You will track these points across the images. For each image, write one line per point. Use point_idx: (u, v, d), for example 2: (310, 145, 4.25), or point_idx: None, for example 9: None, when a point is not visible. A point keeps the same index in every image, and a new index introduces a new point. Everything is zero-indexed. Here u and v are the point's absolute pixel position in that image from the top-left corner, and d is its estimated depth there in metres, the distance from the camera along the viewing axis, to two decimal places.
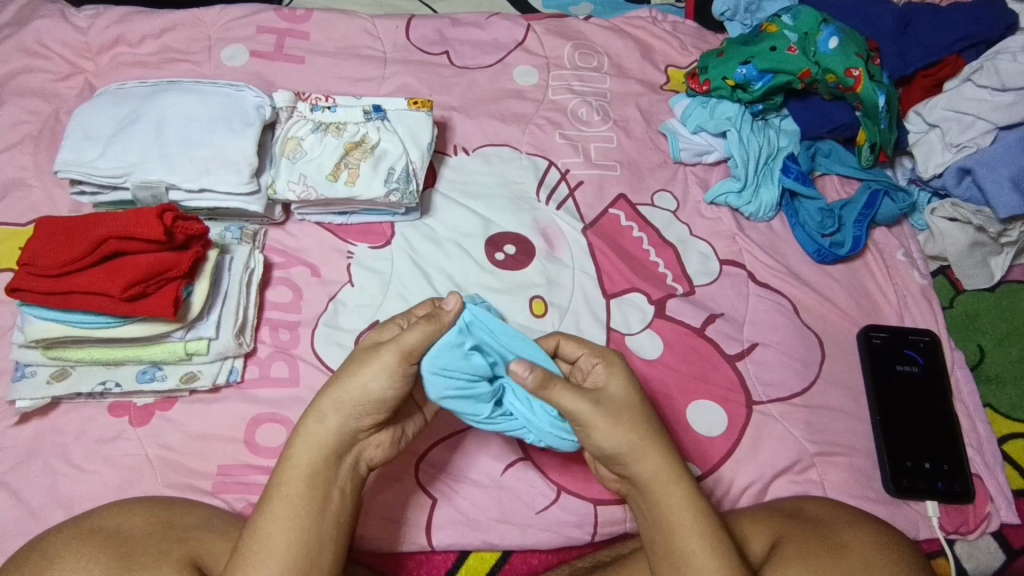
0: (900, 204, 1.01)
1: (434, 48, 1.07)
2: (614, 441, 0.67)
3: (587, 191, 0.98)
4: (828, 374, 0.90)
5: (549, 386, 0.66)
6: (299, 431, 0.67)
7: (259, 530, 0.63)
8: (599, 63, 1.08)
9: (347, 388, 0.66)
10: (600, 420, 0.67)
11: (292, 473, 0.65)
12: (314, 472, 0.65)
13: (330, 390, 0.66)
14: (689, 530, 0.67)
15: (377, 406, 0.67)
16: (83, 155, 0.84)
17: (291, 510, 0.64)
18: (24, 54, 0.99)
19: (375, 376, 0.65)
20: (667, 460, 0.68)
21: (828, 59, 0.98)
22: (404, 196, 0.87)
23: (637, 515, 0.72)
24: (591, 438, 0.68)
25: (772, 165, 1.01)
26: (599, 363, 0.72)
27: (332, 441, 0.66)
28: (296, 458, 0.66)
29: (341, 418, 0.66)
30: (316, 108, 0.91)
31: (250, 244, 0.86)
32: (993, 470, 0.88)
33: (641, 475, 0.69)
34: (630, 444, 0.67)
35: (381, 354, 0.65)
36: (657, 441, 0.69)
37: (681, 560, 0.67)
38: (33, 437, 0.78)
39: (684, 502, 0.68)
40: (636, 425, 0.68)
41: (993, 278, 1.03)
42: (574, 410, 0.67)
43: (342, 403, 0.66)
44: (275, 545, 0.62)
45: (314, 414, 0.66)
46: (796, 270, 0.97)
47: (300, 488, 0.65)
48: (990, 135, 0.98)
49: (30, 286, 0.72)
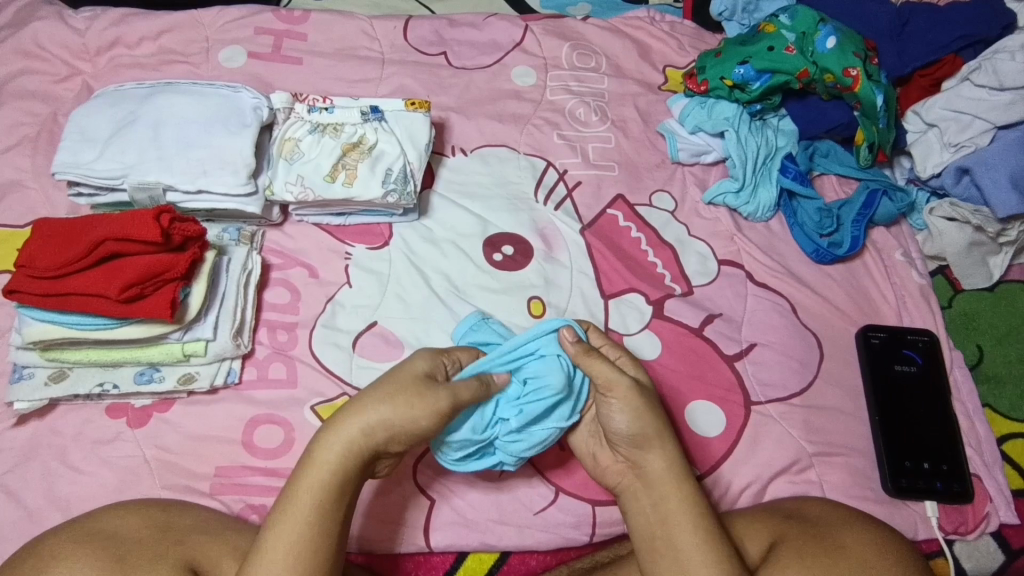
0: (899, 204, 1.00)
1: (432, 48, 1.07)
2: (642, 420, 0.70)
3: (586, 191, 0.98)
4: (826, 374, 0.90)
5: (591, 355, 0.71)
6: (335, 435, 0.65)
7: (278, 530, 0.63)
8: (597, 63, 1.08)
9: (399, 417, 0.65)
10: (634, 396, 0.70)
11: (320, 477, 0.64)
12: (344, 484, 0.65)
13: (383, 410, 0.65)
14: (692, 523, 0.68)
15: (415, 439, 0.67)
16: (81, 156, 0.84)
17: (317, 517, 0.64)
18: (22, 55, 0.99)
19: (429, 416, 0.65)
20: (676, 456, 0.71)
21: (826, 59, 0.98)
22: (402, 197, 0.87)
23: (633, 507, 0.72)
24: (617, 413, 0.70)
25: (770, 165, 1.01)
26: (625, 355, 0.76)
27: (369, 457, 0.66)
28: (329, 463, 0.64)
29: (383, 439, 0.65)
30: (314, 109, 0.91)
31: (247, 245, 0.86)
32: (992, 470, 0.88)
33: (653, 463, 0.71)
34: (653, 427, 0.70)
35: (441, 398, 0.66)
36: (672, 437, 0.72)
37: (678, 551, 0.67)
38: (31, 438, 0.78)
39: (690, 496, 0.70)
40: (658, 415, 0.71)
41: (992, 277, 1.03)
42: (612, 379, 0.70)
43: (393, 426, 0.65)
44: (295, 548, 0.62)
45: (359, 429, 0.65)
46: (795, 270, 0.97)
47: (328, 498, 0.64)
48: (988, 134, 0.98)
49: (27, 288, 0.72)
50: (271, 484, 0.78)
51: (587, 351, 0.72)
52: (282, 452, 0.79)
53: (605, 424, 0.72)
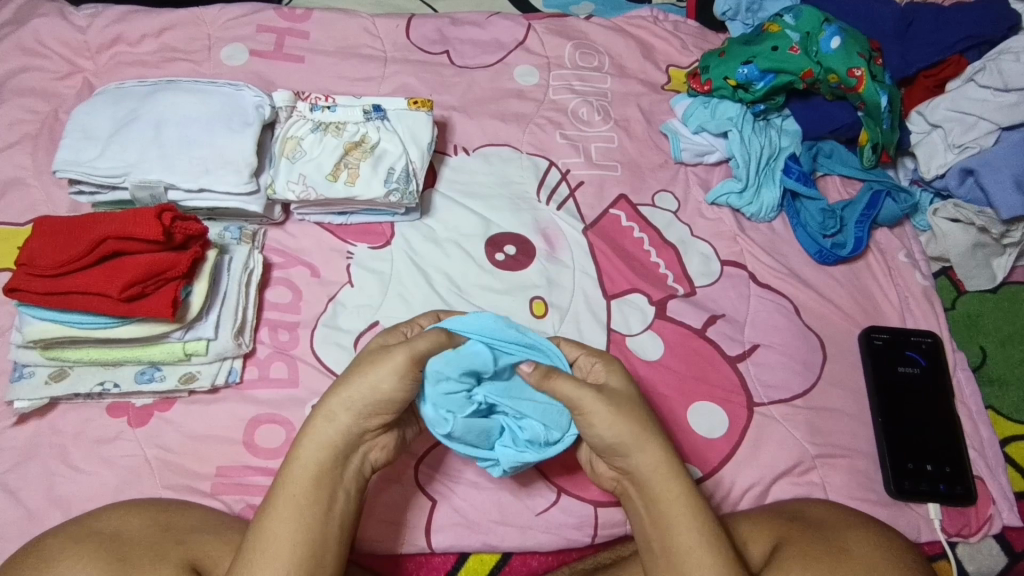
0: (902, 205, 1.00)
1: (434, 47, 1.06)
2: (615, 430, 0.68)
3: (588, 191, 0.97)
4: (829, 375, 0.89)
5: (552, 379, 0.69)
6: (307, 432, 0.67)
7: (263, 528, 0.63)
8: (600, 62, 1.08)
9: (358, 388, 0.66)
10: (602, 407, 0.68)
11: (298, 473, 0.65)
12: (321, 473, 0.66)
13: (340, 389, 0.67)
14: (686, 524, 0.68)
15: (386, 406, 0.67)
16: (82, 154, 0.84)
17: (296, 510, 0.64)
18: (23, 53, 0.99)
19: (388, 375, 0.66)
20: (663, 455, 0.70)
21: (830, 59, 0.97)
22: (405, 196, 0.87)
23: (634, 512, 0.73)
24: (591, 426, 0.69)
25: (774, 165, 1.00)
26: (598, 362, 0.74)
27: (341, 441, 0.67)
28: (303, 458, 0.66)
29: (351, 417, 0.67)
30: (316, 108, 0.90)
31: (249, 244, 0.86)
32: (995, 472, 0.88)
33: (639, 468, 0.70)
34: (631, 433, 0.69)
35: (394, 354, 0.66)
36: (654, 436, 0.70)
37: (673, 555, 0.67)
38: (31, 437, 0.78)
39: (682, 496, 0.69)
40: (633, 418, 0.69)
41: (996, 279, 1.03)
42: (578, 396, 0.68)
43: (354, 401, 0.66)
44: (280, 543, 0.62)
45: (323, 414, 0.67)
46: (797, 271, 0.96)
47: (307, 488, 0.65)
48: (992, 135, 0.98)
49: (28, 287, 0.72)
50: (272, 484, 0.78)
51: (548, 374, 0.69)
52: (283, 451, 0.79)
53: (586, 436, 0.71)
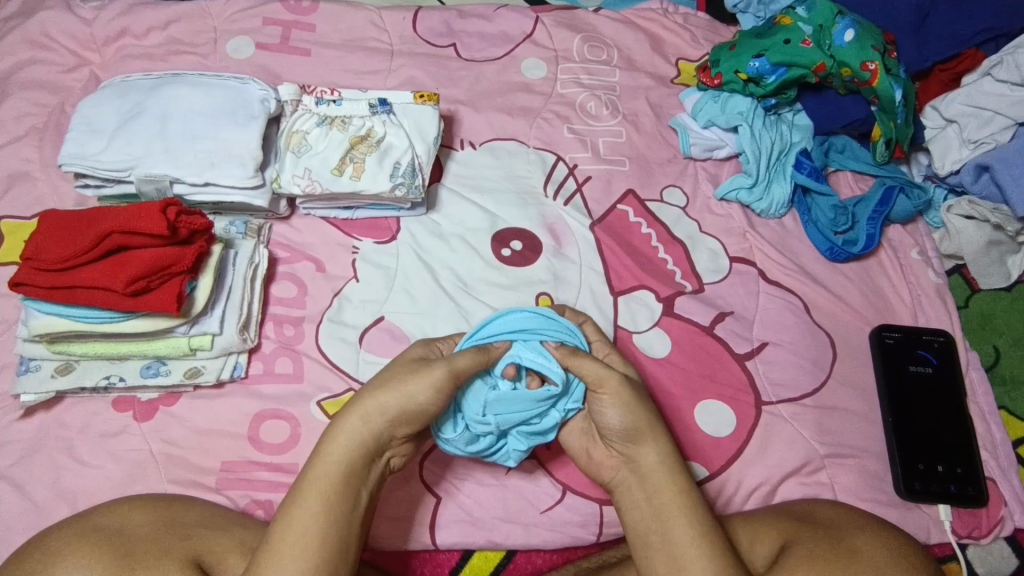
0: (916, 201, 0.98)
1: (441, 40, 1.05)
2: (636, 413, 0.70)
3: (596, 186, 0.96)
4: (839, 374, 0.88)
5: (577, 356, 0.71)
6: (339, 429, 0.66)
7: (288, 523, 0.63)
8: (608, 55, 1.06)
9: (396, 394, 0.67)
10: (625, 390, 0.70)
11: (327, 470, 0.65)
12: (349, 477, 0.65)
13: (378, 392, 0.67)
14: (686, 517, 0.68)
15: (417, 417, 0.68)
16: (88, 147, 0.84)
17: (325, 510, 0.63)
18: (29, 45, 0.99)
19: (425, 388, 0.67)
20: (670, 449, 0.71)
21: (843, 52, 0.96)
22: (410, 190, 0.86)
23: (626, 502, 0.71)
24: (608, 407, 0.70)
25: (785, 161, 0.99)
26: (614, 354, 0.76)
27: (371, 444, 0.66)
28: (335, 456, 0.65)
29: (383, 422, 0.67)
30: (321, 102, 0.89)
31: (255, 239, 0.85)
32: (1008, 474, 0.87)
33: (647, 456, 0.70)
34: (647, 421, 0.71)
35: (435, 370, 0.67)
36: (663, 430, 0.72)
37: (673, 545, 0.67)
38: (37, 431, 0.78)
39: (684, 490, 0.69)
40: (650, 407, 0.71)
41: (1010, 277, 1.01)
42: (601, 374, 0.70)
43: (389, 407, 0.66)
44: (307, 540, 0.62)
45: (357, 414, 0.66)
46: (808, 268, 0.95)
47: (336, 488, 0.64)
48: (1009, 131, 0.96)
49: (33, 280, 0.72)
50: (276, 479, 0.78)
51: (573, 352, 0.71)
52: (289, 446, 0.79)
53: (597, 419, 0.72)
